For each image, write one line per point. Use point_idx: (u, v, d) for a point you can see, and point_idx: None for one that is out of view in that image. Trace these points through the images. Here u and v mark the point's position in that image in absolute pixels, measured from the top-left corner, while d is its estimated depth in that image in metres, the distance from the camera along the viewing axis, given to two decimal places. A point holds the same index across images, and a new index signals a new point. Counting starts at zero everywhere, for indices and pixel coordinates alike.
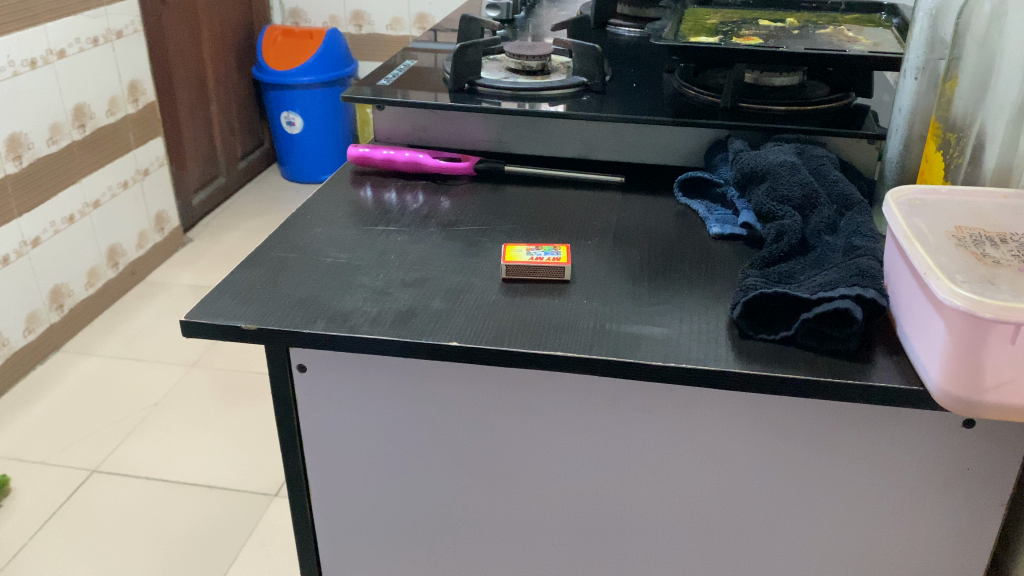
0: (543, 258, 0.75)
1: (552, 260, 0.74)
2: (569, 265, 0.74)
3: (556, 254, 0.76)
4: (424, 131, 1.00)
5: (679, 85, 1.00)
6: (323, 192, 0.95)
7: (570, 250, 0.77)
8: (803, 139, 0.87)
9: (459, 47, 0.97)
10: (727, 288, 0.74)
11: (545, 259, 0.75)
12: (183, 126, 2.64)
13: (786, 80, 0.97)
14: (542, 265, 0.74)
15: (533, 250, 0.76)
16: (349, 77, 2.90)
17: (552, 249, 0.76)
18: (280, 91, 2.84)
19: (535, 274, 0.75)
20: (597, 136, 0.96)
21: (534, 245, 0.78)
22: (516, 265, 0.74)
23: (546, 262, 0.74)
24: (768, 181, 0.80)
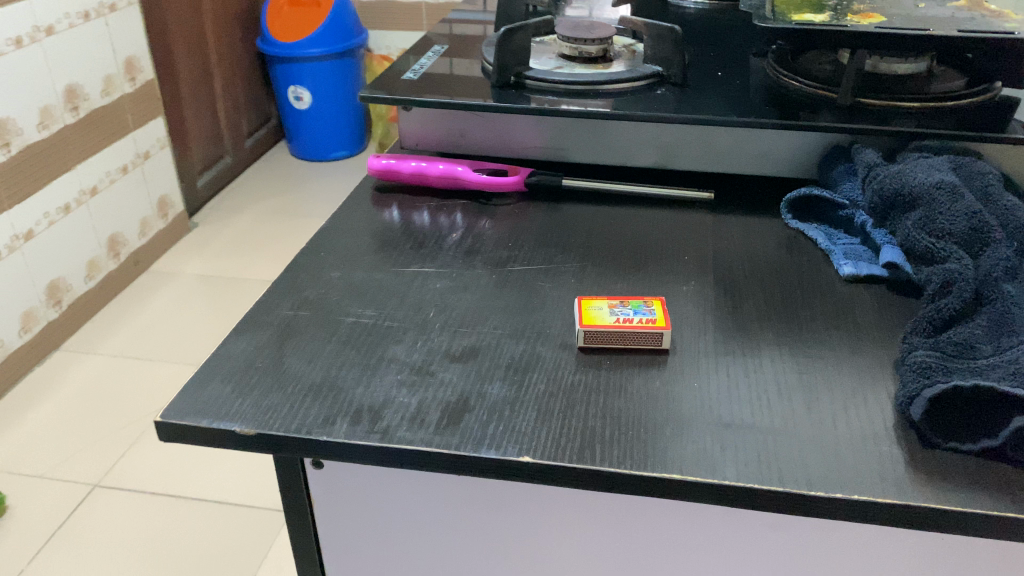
0: (633, 318, 0.57)
1: (646, 324, 0.56)
2: (669, 329, 0.56)
3: (650, 315, 0.58)
4: (462, 136, 0.82)
5: (776, 73, 0.81)
6: (341, 216, 0.77)
7: (665, 306, 0.59)
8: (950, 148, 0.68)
9: (504, 32, 0.78)
10: (881, 361, 0.56)
11: (636, 322, 0.57)
12: (186, 104, 2.45)
13: (912, 67, 0.78)
14: (632, 330, 0.56)
15: (619, 308, 0.58)
16: (359, 48, 2.70)
17: (643, 306, 0.59)
18: (286, 65, 2.63)
19: (622, 341, 0.57)
20: (677, 142, 0.77)
21: (617, 298, 0.60)
22: (597, 331, 0.56)
23: (638, 326, 0.56)
24: (920, 209, 0.62)
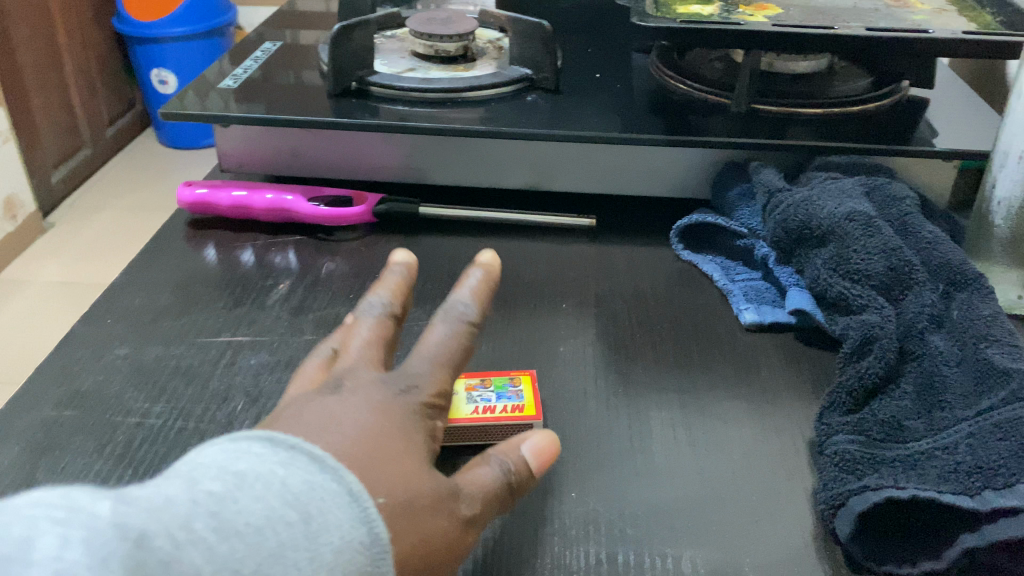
0: (495, 406, 0.46)
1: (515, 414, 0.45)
2: (541, 419, 0.45)
3: (516, 399, 0.46)
4: (294, 156, 0.68)
5: (661, 74, 0.70)
6: (144, 264, 0.62)
7: (535, 382, 0.48)
8: (857, 164, 0.59)
9: (338, 30, 0.64)
10: (795, 447, 0.46)
11: (501, 415, 0.45)
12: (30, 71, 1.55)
13: (812, 65, 0.68)
14: (494, 423, 0.45)
15: (477, 392, 0.46)
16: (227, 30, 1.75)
17: (508, 387, 0.47)
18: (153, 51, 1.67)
19: (483, 437, 0.45)
20: (550, 161, 0.65)
21: (476, 376, 0.48)
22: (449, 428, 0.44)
23: (506, 418, 0.45)
24: (831, 246, 0.52)
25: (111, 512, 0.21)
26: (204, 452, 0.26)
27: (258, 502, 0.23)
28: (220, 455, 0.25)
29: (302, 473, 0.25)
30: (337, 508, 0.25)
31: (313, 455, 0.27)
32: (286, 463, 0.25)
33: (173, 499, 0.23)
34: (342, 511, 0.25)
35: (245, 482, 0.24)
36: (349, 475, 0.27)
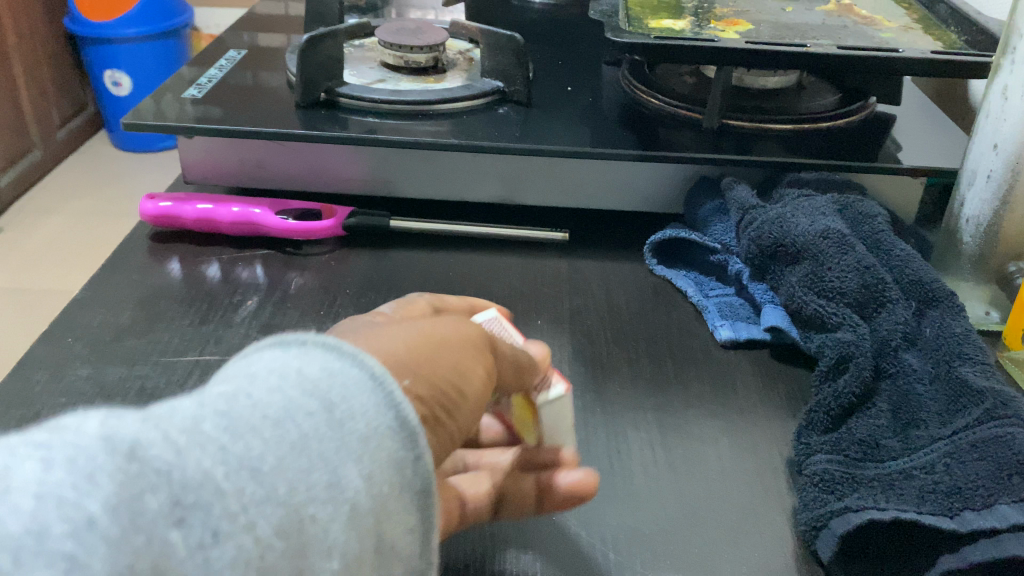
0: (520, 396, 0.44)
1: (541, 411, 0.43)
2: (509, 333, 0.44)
3: None
4: (262, 168, 0.66)
5: (633, 88, 0.70)
6: (106, 280, 0.60)
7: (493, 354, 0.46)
8: (829, 181, 0.59)
9: (308, 40, 0.63)
10: (775, 467, 0.46)
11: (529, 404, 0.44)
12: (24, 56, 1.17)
13: (781, 81, 0.68)
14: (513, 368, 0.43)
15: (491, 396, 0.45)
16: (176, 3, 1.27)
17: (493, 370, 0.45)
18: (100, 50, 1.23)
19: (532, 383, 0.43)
20: (524, 175, 0.65)
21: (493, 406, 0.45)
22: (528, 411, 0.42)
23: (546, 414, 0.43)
24: (806, 264, 0.53)
25: (163, 415, 0.24)
26: (236, 362, 0.28)
27: (291, 390, 0.26)
28: (248, 363, 0.28)
29: (320, 359, 0.28)
30: (361, 394, 0.28)
31: (332, 347, 0.29)
32: (300, 355, 0.28)
33: (211, 400, 0.25)
34: (366, 396, 0.28)
35: (277, 372, 0.27)
36: (371, 360, 0.29)
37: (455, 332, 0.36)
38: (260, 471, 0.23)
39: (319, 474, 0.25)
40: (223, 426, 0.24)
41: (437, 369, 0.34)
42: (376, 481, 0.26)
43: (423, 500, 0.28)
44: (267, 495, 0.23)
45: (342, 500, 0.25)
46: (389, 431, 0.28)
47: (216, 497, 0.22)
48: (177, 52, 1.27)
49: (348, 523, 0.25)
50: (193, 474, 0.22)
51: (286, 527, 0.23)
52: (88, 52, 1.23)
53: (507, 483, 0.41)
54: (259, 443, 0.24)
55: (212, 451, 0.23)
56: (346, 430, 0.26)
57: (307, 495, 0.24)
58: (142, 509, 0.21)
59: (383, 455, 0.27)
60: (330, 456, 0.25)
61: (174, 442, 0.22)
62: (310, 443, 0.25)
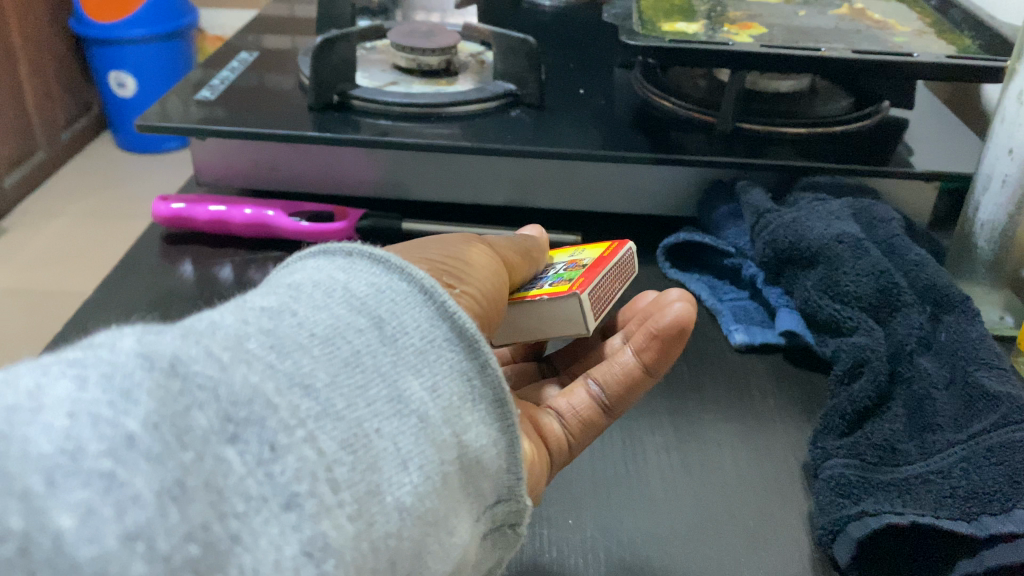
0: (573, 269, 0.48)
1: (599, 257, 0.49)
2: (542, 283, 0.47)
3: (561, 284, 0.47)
4: (274, 170, 0.66)
5: (645, 91, 0.70)
6: (118, 281, 0.60)
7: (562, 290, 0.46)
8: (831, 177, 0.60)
9: (320, 42, 0.63)
10: (790, 471, 0.46)
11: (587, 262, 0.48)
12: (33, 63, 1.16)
13: (793, 85, 0.68)
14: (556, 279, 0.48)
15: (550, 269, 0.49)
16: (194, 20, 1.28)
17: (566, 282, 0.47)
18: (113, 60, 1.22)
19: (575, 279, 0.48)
20: (535, 178, 0.65)
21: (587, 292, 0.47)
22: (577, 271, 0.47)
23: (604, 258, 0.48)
24: (821, 268, 0.53)
25: (212, 328, 0.26)
26: (282, 278, 0.31)
27: (340, 308, 0.29)
28: (297, 278, 0.31)
29: (366, 276, 0.31)
30: (411, 307, 0.31)
31: (378, 259, 0.32)
32: (347, 270, 0.32)
33: (254, 317, 0.27)
34: (417, 310, 0.31)
35: (323, 289, 0.30)
36: (417, 270, 0.32)
37: (467, 245, 0.40)
38: (313, 387, 0.25)
39: (379, 386, 0.27)
40: (269, 344, 0.26)
41: (470, 278, 0.38)
42: (437, 389, 0.30)
43: (492, 404, 0.32)
44: (324, 410, 0.25)
45: (408, 408, 0.28)
46: (445, 341, 0.31)
47: (267, 410, 0.23)
48: (184, 53, 1.28)
49: (419, 428, 0.28)
50: (240, 388, 0.23)
51: (350, 435, 0.25)
52: (95, 55, 1.22)
53: (574, 400, 0.42)
54: (310, 360, 0.26)
55: (262, 365, 0.25)
56: (400, 344, 0.29)
57: (369, 406, 0.27)
58: (190, 424, 0.21)
59: (444, 364, 0.30)
60: (387, 370, 0.28)
61: (218, 359, 0.24)
62: (364, 358, 0.28)
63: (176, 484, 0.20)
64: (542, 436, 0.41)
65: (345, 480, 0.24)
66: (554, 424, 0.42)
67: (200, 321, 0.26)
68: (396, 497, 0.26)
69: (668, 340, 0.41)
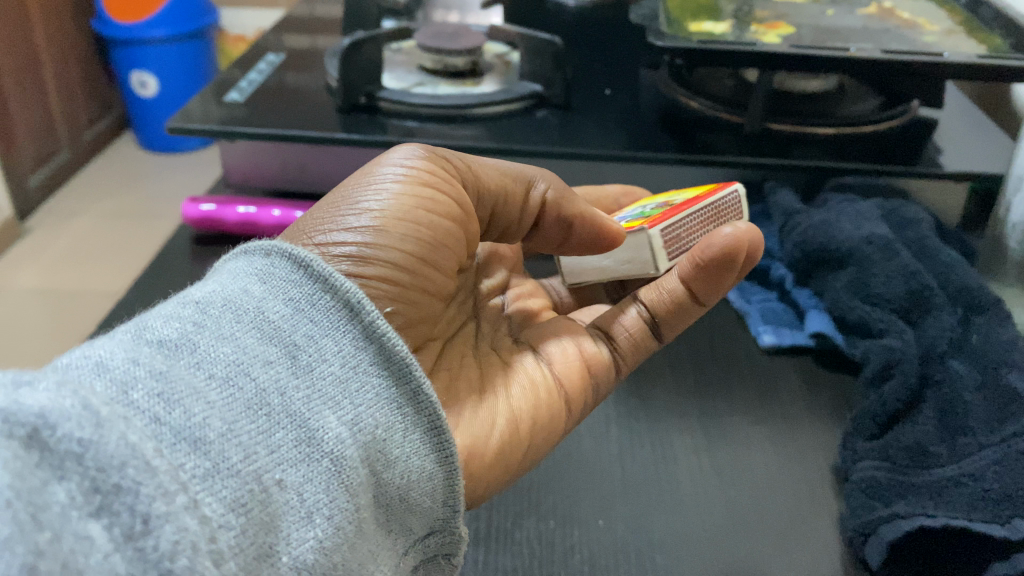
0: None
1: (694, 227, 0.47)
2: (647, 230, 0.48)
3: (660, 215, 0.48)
4: (302, 172, 0.67)
5: (672, 91, 0.70)
6: (149, 282, 0.61)
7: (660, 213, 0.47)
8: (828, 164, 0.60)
9: (349, 44, 0.64)
10: (821, 473, 0.46)
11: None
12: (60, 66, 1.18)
13: (820, 84, 0.68)
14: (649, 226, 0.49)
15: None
16: (214, 19, 1.28)
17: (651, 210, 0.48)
18: (134, 61, 1.23)
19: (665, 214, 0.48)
20: (562, 179, 0.65)
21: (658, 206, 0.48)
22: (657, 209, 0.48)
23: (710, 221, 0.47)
24: (852, 270, 0.53)
25: (95, 373, 0.23)
26: (194, 290, 0.30)
27: (248, 337, 0.28)
28: (206, 291, 0.29)
29: (284, 293, 0.30)
30: (335, 329, 0.30)
31: (298, 260, 0.31)
32: (264, 280, 0.30)
33: (148, 354, 0.25)
34: (342, 331, 0.30)
35: (233, 313, 0.28)
36: (342, 279, 0.30)
37: (392, 190, 0.37)
38: (204, 441, 0.23)
39: (285, 429, 0.26)
40: (158, 391, 0.24)
41: (377, 246, 0.35)
42: (357, 423, 0.28)
43: (423, 433, 0.30)
44: (216, 468, 0.23)
45: (319, 452, 0.26)
46: (369, 366, 0.30)
47: (145, 475, 0.21)
48: (205, 53, 1.28)
49: (331, 473, 0.26)
50: (115, 449, 0.21)
51: (246, 492, 0.23)
52: (118, 54, 1.23)
53: (623, 321, 0.42)
54: (203, 407, 0.24)
55: (144, 420, 0.23)
56: (315, 375, 0.28)
57: (270, 455, 0.25)
58: (47, 500, 0.19)
59: (368, 393, 0.29)
60: (297, 409, 0.27)
61: (93, 414, 0.21)
62: (270, 398, 0.26)
63: (25, 570, 0.17)
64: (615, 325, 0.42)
65: (232, 548, 0.22)
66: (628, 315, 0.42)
67: (85, 360, 0.24)
68: (295, 557, 0.24)
69: (720, 265, 0.39)
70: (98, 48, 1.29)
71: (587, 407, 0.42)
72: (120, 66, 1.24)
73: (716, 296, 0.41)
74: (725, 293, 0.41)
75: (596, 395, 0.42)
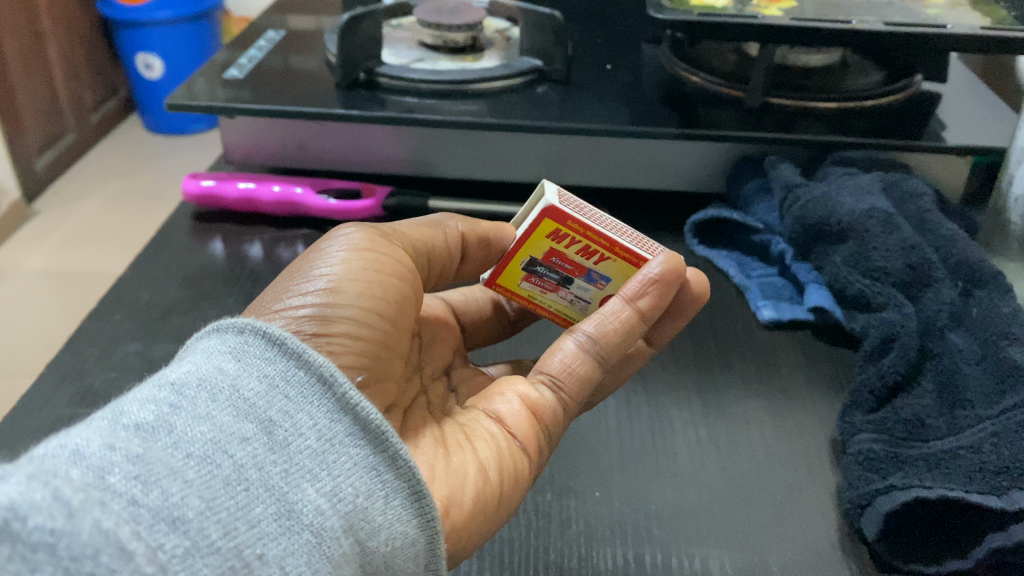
0: (590, 256, 0.41)
1: (623, 270, 0.42)
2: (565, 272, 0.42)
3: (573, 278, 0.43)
4: (302, 148, 0.67)
5: (674, 67, 0.70)
6: (151, 258, 0.61)
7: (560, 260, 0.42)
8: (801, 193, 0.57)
9: (349, 19, 0.64)
10: (820, 447, 0.46)
11: (608, 262, 0.41)
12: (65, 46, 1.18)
13: (823, 59, 0.67)
14: (555, 278, 0.43)
15: (542, 265, 0.43)
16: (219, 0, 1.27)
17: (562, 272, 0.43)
18: (139, 44, 1.22)
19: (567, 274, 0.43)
20: (563, 154, 0.65)
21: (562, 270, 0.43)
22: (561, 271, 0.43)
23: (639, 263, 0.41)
24: (852, 243, 0.53)
25: (69, 461, 0.23)
26: (169, 371, 0.29)
27: (224, 415, 0.27)
28: (181, 370, 0.29)
29: (256, 368, 0.29)
30: (308, 403, 0.29)
31: (271, 337, 0.30)
32: (239, 358, 0.30)
33: (123, 438, 0.25)
34: (315, 404, 0.30)
35: (208, 392, 0.28)
36: (315, 355, 0.30)
37: (339, 257, 0.37)
38: (183, 520, 0.23)
39: (264, 503, 0.26)
40: (134, 473, 0.24)
41: (336, 306, 0.35)
42: (337, 493, 0.28)
43: (405, 497, 0.30)
44: (196, 546, 0.23)
45: (300, 524, 0.26)
46: (347, 436, 0.30)
47: (119, 561, 0.21)
48: (210, 35, 1.27)
49: (312, 545, 0.26)
50: (88, 538, 0.21)
51: (227, 569, 0.23)
52: (122, 35, 1.22)
53: (564, 357, 0.40)
54: (181, 487, 0.24)
55: (123, 503, 0.23)
56: (293, 449, 0.28)
57: (251, 529, 0.25)
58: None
59: (346, 463, 0.29)
60: (277, 483, 0.26)
61: (65, 504, 0.21)
62: (249, 473, 0.26)
63: None
64: (566, 363, 0.39)
65: None
66: (575, 348, 0.40)
67: (59, 450, 0.24)
68: None
69: (665, 280, 0.40)
70: (103, 29, 1.28)
71: (544, 453, 0.40)
72: (125, 48, 1.23)
73: (657, 312, 0.41)
74: (661, 308, 0.41)
75: (551, 436, 0.39)
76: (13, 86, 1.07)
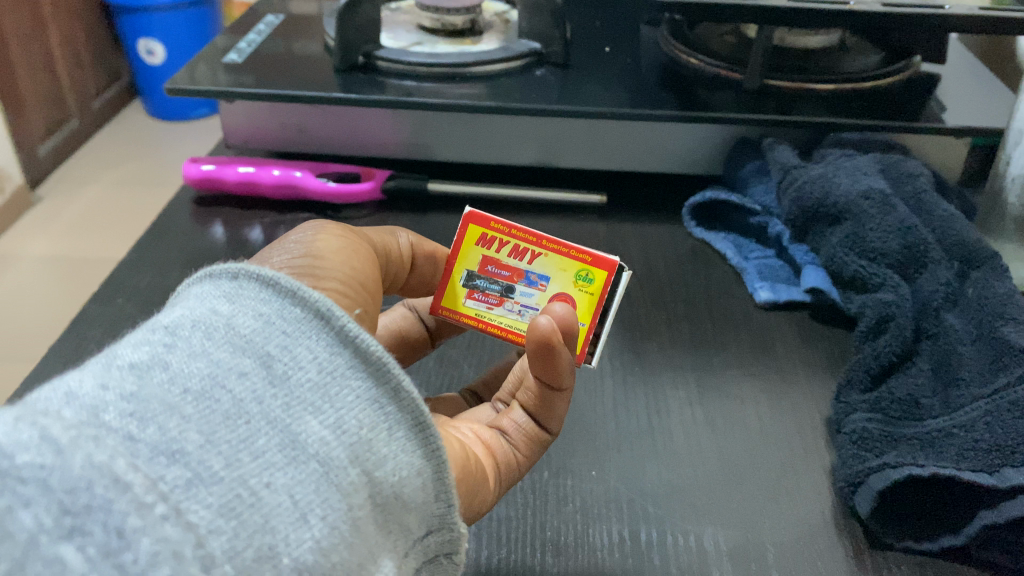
0: (518, 254, 0.43)
1: (558, 266, 0.43)
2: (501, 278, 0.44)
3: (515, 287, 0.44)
4: (300, 131, 0.67)
5: (672, 49, 0.70)
6: (152, 242, 0.61)
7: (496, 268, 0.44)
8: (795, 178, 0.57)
9: (347, 3, 0.63)
10: (815, 427, 0.46)
11: (543, 258, 0.43)
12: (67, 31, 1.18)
13: (822, 40, 0.67)
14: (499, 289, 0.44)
15: (481, 278, 0.44)
16: None
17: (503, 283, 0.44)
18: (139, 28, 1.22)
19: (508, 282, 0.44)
20: (561, 137, 0.65)
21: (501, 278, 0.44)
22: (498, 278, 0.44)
23: (572, 254, 0.43)
24: (847, 224, 0.53)
25: (62, 402, 0.23)
26: (160, 316, 0.29)
27: (221, 351, 0.27)
28: (177, 313, 0.29)
29: (252, 305, 0.29)
30: (306, 336, 0.29)
31: (264, 278, 0.30)
32: (232, 298, 0.29)
33: (118, 377, 0.25)
34: (314, 337, 0.29)
35: (203, 330, 0.27)
36: (309, 291, 0.30)
37: (316, 233, 0.37)
38: (183, 453, 0.23)
39: (267, 435, 0.26)
40: (128, 411, 0.24)
41: (326, 267, 0.35)
42: (341, 426, 0.28)
43: (408, 429, 0.30)
44: (199, 476, 0.23)
45: (305, 454, 0.26)
46: (347, 368, 0.29)
47: (113, 492, 0.21)
48: (211, 20, 1.27)
49: (319, 474, 0.26)
50: (79, 472, 0.21)
51: (233, 498, 0.23)
52: (122, 20, 1.22)
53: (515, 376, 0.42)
54: (178, 422, 0.24)
55: (119, 438, 0.23)
56: (293, 382, 0.27)
57: (255, 459, 0.25)
58: (14, 528, 0.19)
59: (348, 396, 0.28)
60: (278, 415, 0.26)
61: (53, 442, 0.21)
62: (248, 407, 0.26)
63: None
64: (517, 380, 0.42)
65: (224, 552, 0.22)
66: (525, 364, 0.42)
67: (53, 392, 0.24)
68: (295, 558, 0.24)
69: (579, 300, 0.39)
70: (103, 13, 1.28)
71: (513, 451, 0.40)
72: (126, 32, 1.23)
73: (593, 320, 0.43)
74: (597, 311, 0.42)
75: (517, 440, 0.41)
76: (14, 72, 1.07)
